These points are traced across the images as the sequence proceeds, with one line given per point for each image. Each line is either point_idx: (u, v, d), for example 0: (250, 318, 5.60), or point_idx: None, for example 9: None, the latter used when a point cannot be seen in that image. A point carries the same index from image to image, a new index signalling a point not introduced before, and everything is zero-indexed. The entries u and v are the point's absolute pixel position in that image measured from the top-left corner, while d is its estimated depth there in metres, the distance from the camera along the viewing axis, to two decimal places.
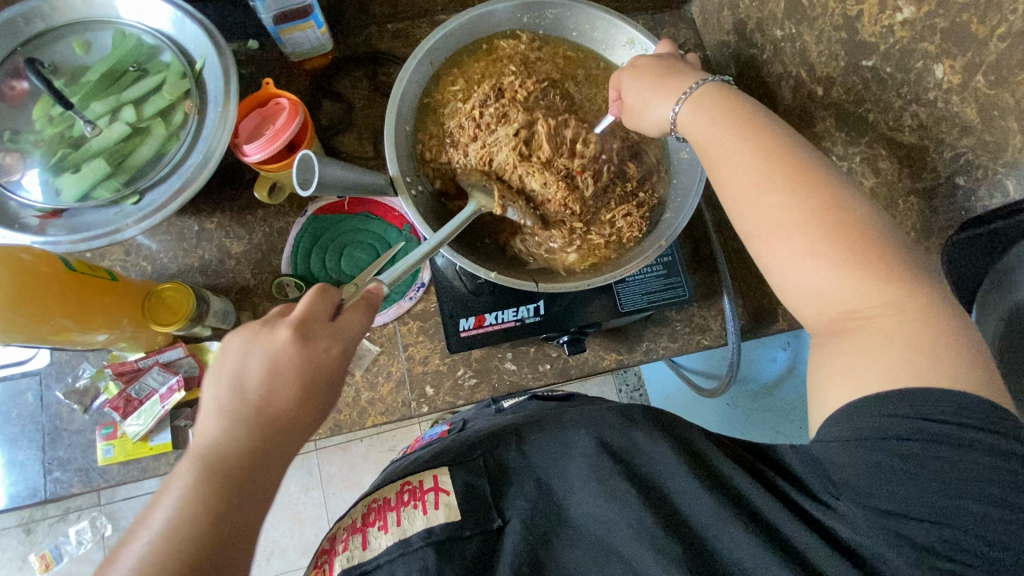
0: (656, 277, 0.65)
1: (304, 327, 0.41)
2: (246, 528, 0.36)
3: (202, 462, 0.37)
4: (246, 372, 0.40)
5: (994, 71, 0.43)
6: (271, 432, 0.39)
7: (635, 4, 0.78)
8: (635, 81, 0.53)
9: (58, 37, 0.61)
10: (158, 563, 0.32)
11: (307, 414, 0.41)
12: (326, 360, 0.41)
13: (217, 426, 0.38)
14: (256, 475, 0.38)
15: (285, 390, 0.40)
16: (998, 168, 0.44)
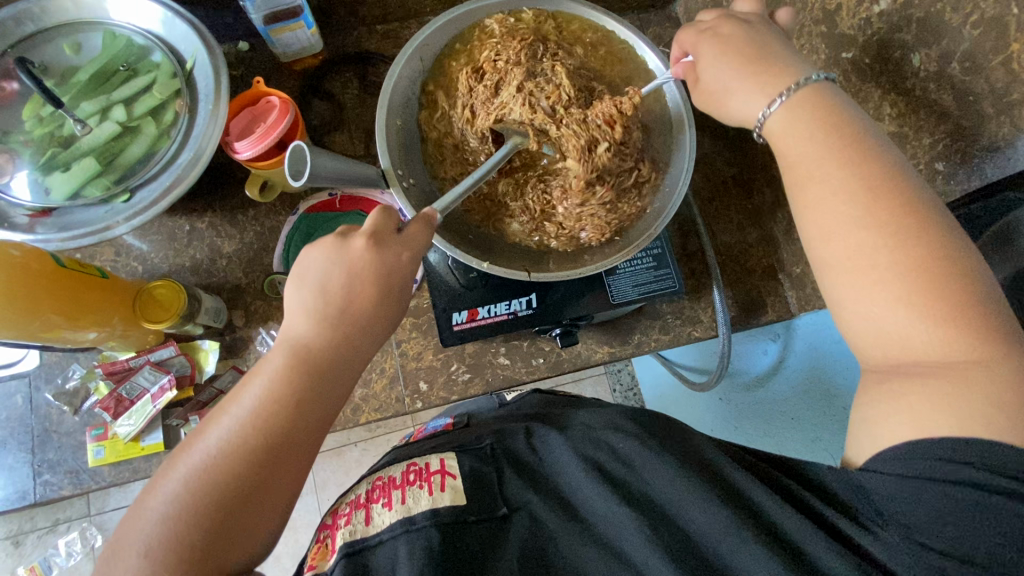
0: (646, 269, 0.66)
1: (381, 240, 0.45)
2: (321, 411, 0.42)
3: (291, 350, 0.43)
4: (330, 274, 0.44)
5: (968, 58, 0.44)
6: (351, 331, 0.44)
7: (620, 5, 0.79)
8: (722, 57, 0.48)
9: (49, 38, 0.61)
10: (249, 431, 0.40)
11: (380, 316, 0.45)
12: (395, 271, 0.45)
13: (304, 319, 0.44)
14: (336, 366, 0.43)
15: (362, 295, 0.44)
16: (976, 152, 0.45)
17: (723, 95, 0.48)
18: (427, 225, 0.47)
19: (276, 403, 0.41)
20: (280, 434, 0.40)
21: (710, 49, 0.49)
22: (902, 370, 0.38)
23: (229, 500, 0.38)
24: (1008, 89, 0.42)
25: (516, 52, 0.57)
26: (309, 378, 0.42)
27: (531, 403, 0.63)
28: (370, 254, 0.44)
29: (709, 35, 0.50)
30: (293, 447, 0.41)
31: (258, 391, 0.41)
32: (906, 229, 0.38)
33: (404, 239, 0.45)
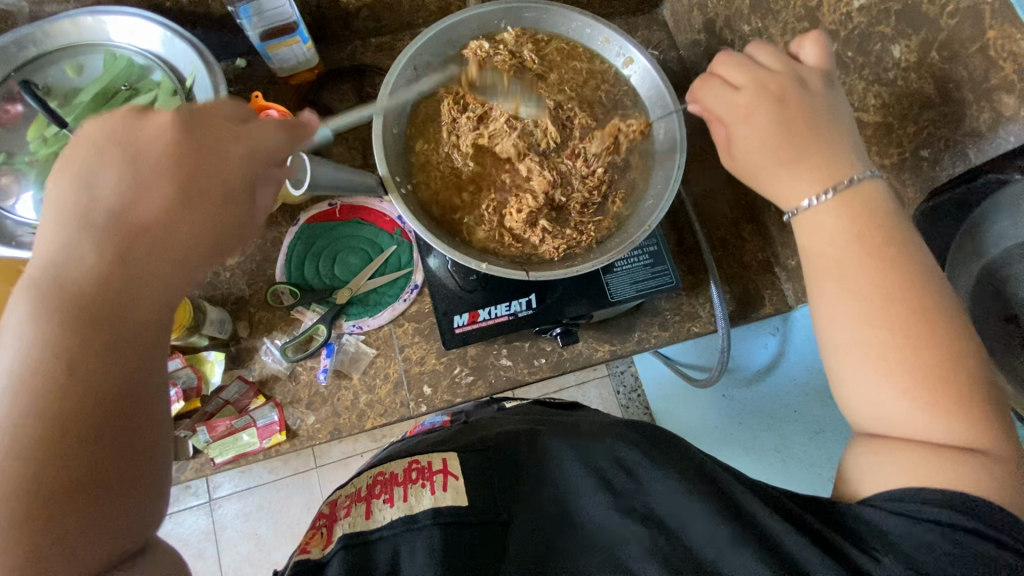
0: (643, 266, 0.67)
1: (182, 133, 0.42)
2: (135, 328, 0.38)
3: (47, 275, 0.37)
4: (96, 183, 0.39)
5: (945, 47, 0.45)
6: (139, 242, 0.39)
7: (609, 10, 0.81)
8: (759, 142, 0.46)
9: (52, 62, 0.63)
10: (36, 377, 0.35)
11: (195, 209, 0.41)
12: (225, 174, 0.42)
13: (62, 237, 0.38)
14: (127, 287, 0.38)
15: (153, 207, 0.40)
16: (958, 138, 0.46)
17: (758, 174, 0.48)
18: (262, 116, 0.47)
19: (55, 355, 0.35)
20: (66, 397, 0.35)
21: (737, 132, 0.48)
22: (912, 410, 0.39)
23: (51, 490, 0.33)
24: (986, 75, 0.43)
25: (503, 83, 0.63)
26: (100, 309, 0.37)
27: (532, 410, 0.64)
28: (171, 160, 0.41)
29: (743, 116, 0.47)
30: (106, 396, 0.36)
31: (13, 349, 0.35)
32: (918, 330, 0.39)
33: (241, 131, 0.44)
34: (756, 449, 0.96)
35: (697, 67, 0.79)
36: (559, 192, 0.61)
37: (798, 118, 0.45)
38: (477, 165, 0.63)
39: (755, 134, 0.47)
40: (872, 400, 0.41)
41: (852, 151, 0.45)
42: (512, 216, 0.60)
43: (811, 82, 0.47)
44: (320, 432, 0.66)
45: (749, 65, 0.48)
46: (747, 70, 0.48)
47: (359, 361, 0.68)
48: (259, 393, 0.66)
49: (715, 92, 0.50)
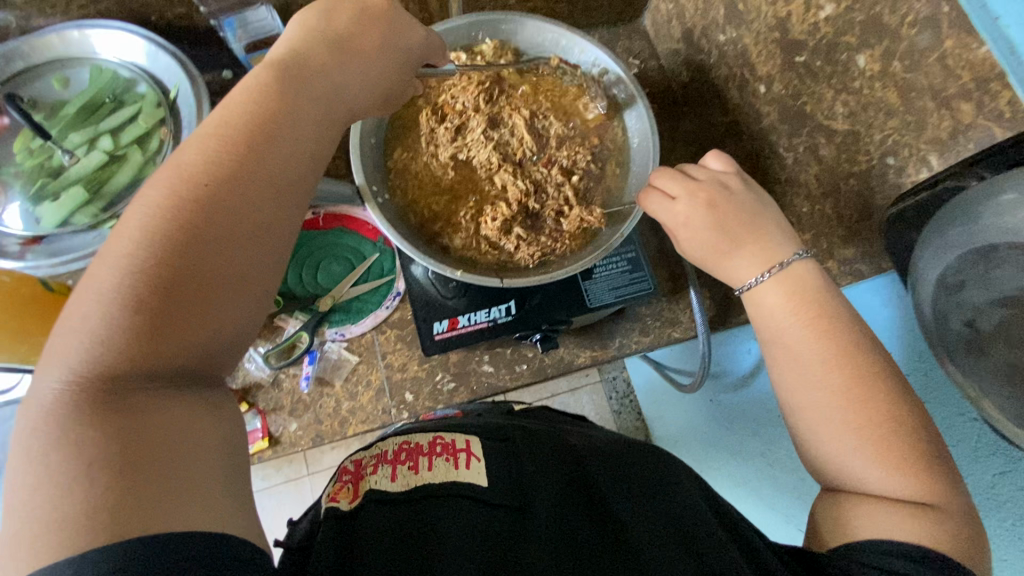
0: (622, 272, 0.67)
1: (360, 13, 0.47)
2: (286, 166, 0.40)
3: (251, 100, 0.40)
4: (298, 39, 0.44)
5: (908, 57, 0.46)
6: (303, 90, 0.42)
7: (589, 20, 0.83)
8: (700, 240, 0.51)
9: (38, 75, 0.64)
10: (207, 176, 0.37)
11: (350, 94, 0.46)
12: (370, 56, 0.47)
13: (261, 74, 0.41)
14: (287, 126, 0.41)
15: (317, 61, 0.44)
16: (922, 145, 0.47)
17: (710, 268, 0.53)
18: (425, 35, 0.51)
19: (232, 157, 0.38)
20: (228, 181, 0.37)
21: (679, 235, 0.52)
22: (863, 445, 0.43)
23: (163, 280, 0.34)
24: (944, 84, 0.44)
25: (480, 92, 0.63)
26: (275, 140, 0.40)
27: (536, 416, 0.65)
28: (342, 31, 0.46)
29: (681, 222, 0.52)
30: (248, 214, 0.37)
31: (208, 139, 0.38)
32: (859, 391, 0.44)
33: (408, 32, 0.50)
34: (742, 453, 0.97)
35: (677, 75, 0.80)
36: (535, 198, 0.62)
37: (733, 220, 0.51)
38: (454, 174, 0.63)
39: (696, 238, 0.52)
40: (831, 438, 0.44)
41: (782, 235, 0.51)
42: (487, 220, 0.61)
43: (732, 185, 0.53)
44: (302, 439, 0.66)
45: (676, 175, 0.53)
46: (680, 180, 0.53)
47: (341, 369, 0.69)
48: (243, 400, 0.66)
49: (654, 203, 0.53)
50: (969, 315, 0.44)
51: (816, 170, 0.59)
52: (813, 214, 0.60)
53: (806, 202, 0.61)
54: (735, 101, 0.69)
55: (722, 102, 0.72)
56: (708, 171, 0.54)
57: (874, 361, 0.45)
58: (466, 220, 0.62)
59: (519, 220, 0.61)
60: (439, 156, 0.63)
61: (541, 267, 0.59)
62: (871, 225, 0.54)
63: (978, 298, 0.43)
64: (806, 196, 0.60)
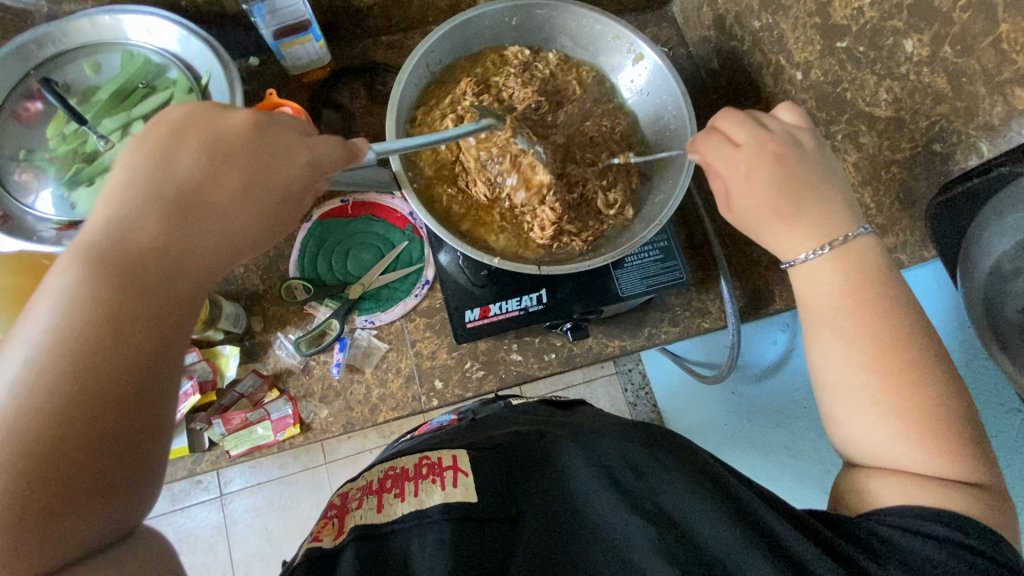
0: (654, 261, 0.67)
1: (210, 151, 0.41)
2: (140, 352, 0.34)
3: (98, 249, 0.35)
4: (169, 160, 0.40)
5: (959, 41, 0.45)
6: (147, 262, 0.36)
7: (618, 7, 0.82)
8: (763, 195, 0.49)
9: (70, 60, 0.64)
10: (65, 349, 0.32)
11: (240, 210, 0.42)
12: (247, 168, 0.42)
13: (114, 208, 0.37)
14: (134, 310, 0.35)
15: (159, 227, 0.37)
16: (971, 132, 0.46)
17: (756, 233, 0.51)
18: (308, 161, 0.45)
19: (75, 363, 0.32)
20: (98, 350, 0.33)
21: (736, 186, 0.50)
22: (916, 428, 0.42)
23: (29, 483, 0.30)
24: (998, 69, 0.43)
25: (522, 80, 0.64)
26: (123, 334, 0.34)
27: (538, 410, 0.65)
28: (191, 176, 0.40)
29: (743, 172, 0.50)
30: (98, 421, 0.32)
31: (26, 366, 0.32)
32: (907, 372, 0.43)
33: (291, 137, 0.45)
34: (764, 445, 0.96)
35: (706, 63, 0.79)
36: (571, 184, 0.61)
37: (800, 179, 0.48)
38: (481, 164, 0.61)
39: (758, 191, 0.49)
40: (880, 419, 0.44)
41: (846, 204, 0.49)
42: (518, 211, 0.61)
43: (805, 143, 0.50)
44: (333, 425, 0.67)
45: (746, 121, 0.51)
46: (749, 126, 0.51)
47: (371, 356, 0.69)
48: (274, 386, 0.67)
49: (717, 147, 0.51)
50: None
51: (856, 157, 0.57)
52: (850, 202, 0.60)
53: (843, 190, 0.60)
54: (769, 89, 0.68)
55: (755, 89, 0.71)
56: (779, 122, 0.52)
57: (926, 347, 0.44)
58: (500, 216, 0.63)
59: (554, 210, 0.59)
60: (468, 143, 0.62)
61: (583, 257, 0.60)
62: (913, 213, 0.54)
63: None
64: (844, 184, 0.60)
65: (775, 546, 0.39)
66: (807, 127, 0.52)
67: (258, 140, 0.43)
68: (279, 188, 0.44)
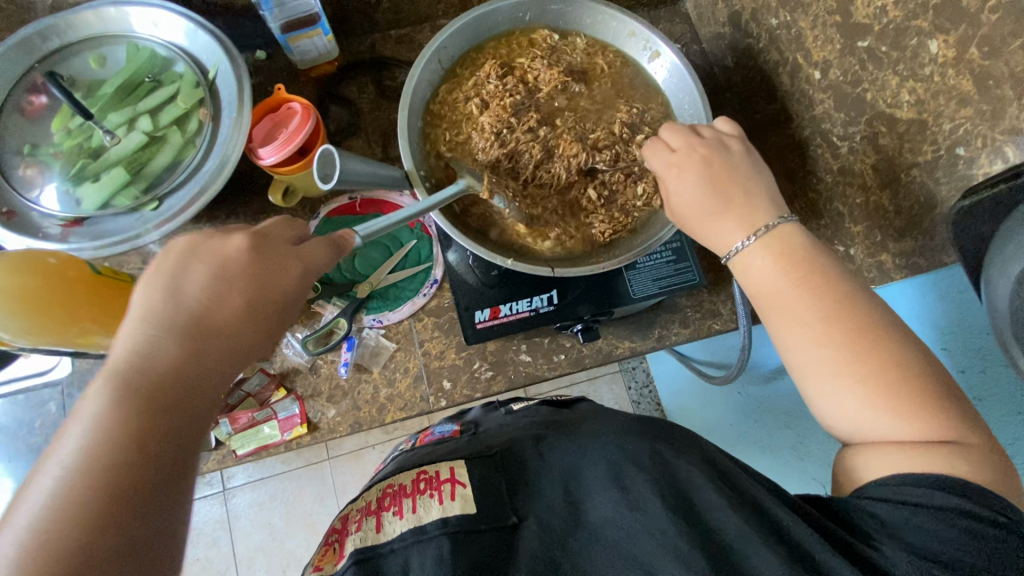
0: (666, 263, 0.66)
1: (218, 278, 0.42)
2: (151, 476, 0.33)
3: (119, 377, 0.36)
4: (183, 288, 0.41)
5: (987, 43, 0.44)
6: (169, 389, 0.36)
7: (630, 2, 0.80)
8: (690, 195, 0.52)
9: (74, 53, 0.63)
10: (82, 487, 0.31)
11: (249, 327, 0.43)
12: (253, 284, 0.43)
13: (139, 332, 0.38)
14: (156, 434, 0.35)
15: (177, 353, 0.38)
16: (997, 136, 0.45)
17: (695, 230, 0.53)
18: (301, 269, 0.46)
19: (101, 489, 0.31)
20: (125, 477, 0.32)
21: (670, 183, 0.54)
22: None
23: None
24: None
25: (548, 62, 0.62)
26: (143, 462, 0.33)
27: (541, 412, 0.65)
28: (196, 303, 0.41)
29: (676, 172, 0.53)
30: (122, 545, 0.30)
31: (45, 503, 0.30)
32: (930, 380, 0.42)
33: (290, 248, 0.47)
34: (771, 446, 0.96)
35: (720, 60, 0.78)
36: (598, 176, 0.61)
37: (722, 177, 0.52)
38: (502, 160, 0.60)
39: (687, 187, 0.53)
40: None
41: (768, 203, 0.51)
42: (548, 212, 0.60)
43: (731, 146, 0.54)
44: (341, 425, 0.66)
45: (683, 128, 0.56)
46: (684, 135, 0.55)
47: (379, 356, 0.68)
48: (281, 385, 0.66)
49: (655, 150, 0.56)
50: None
51: (874, 159, 0.57)
52: (867, 205, 0.59)
53: (860, 192, 0.59)
54: (785, 88, 0.67)
55: (770, 88, 0.70)
56: (712, 131, 0.56)
57: None
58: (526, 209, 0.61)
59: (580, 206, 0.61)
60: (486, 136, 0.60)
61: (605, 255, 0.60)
62: (933, 217, 0.53)
63: None
64: (861, 186, 0.59)
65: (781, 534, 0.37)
66: (738, 136, 0.56)
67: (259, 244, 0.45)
68: (280, 295, 0.44)
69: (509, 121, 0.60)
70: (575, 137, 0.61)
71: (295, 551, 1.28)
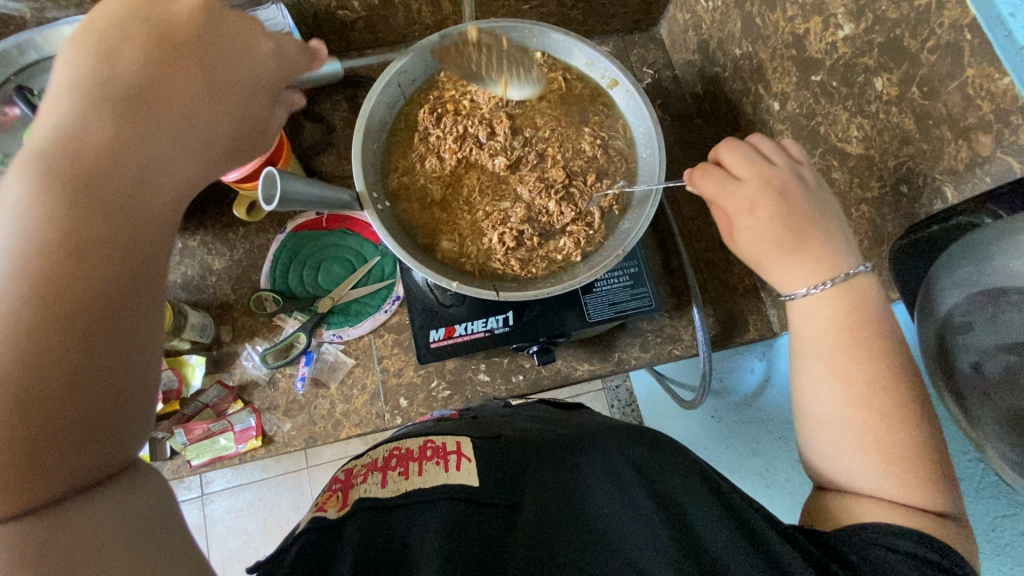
0: (623, 287, 0.66)
1: (152, 54, 0.39)
2: (109, 264, 0.31)
3: (47, 150, 0.32)
4: (116, 60, 0.37)
5: (926, 83, 0.44)
6: (112, 160, 0.34)
7: (603, 28, 0.81)
8: (761, 233, 0.48)
9: (51, 66, 0.64)
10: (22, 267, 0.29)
11: (199, 108, 0.41)
12: (198, 71, 0.41)
13: (69, 101, 0.34)
14: (104, 245, 0.31)
15: (112, 123, 0.35)
16: (936, 176, 0.45)
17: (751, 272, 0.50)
18: (259, 52, 0.47)
19: (52, 271, 0.30)
20: (85, 258, 0.31)
21: (740, 222, 0.50)
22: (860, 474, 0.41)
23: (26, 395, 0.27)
24: (964, 113, 0.42)
25: (486, 86, 0.65)
26: (104, 237, 0.32)
27: (542, 411, 0.62)
28: (125, 86, 0.37)
29: (747, 208, 0.49)
30: (94, 321, 0.30)
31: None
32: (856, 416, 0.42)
33: (232, 56, 0.44)
34: (741, 471, 0.95)
35: (691, 86, 0.78)
36: (546, 202, 0.61)
37: (801, 219, 0.48)
38: (450, 189, 0.64)
39: (763, 227, 0.48)
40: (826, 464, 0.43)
41: (845, 242, 0.48)
42: (497, 235, 0.60)
43: (807, 178, 0.50)
44: (296, 439, 0.66)
45: (750, 157, 0.50)
46: (752, 163, 0.50)
47: (337, 371, 0.69)
48: (238, 398, 0.67)
49: (716, 182, 0.51)
50: (976, 358, 0.40)
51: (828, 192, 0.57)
52: None
53: None
54: (749, 117, 0.67)
55: (736, 116, 0.70)
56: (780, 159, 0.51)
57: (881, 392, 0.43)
58: (458, 230, 0.62)
59: (523, 232, 0.60)
60: (440, 167, 0.63)
61: (549, 281, 0.59)
62: (880, 252, 0.53)
63: (988, 339, 0.39)
64: None
65: (768, 557, 0.36)
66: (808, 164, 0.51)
67: (180, 51, 0.40)
68: (227, 83, 0.43)
69: (467, 147, 0.64)
70: (535, 169, 0.63)
71: None
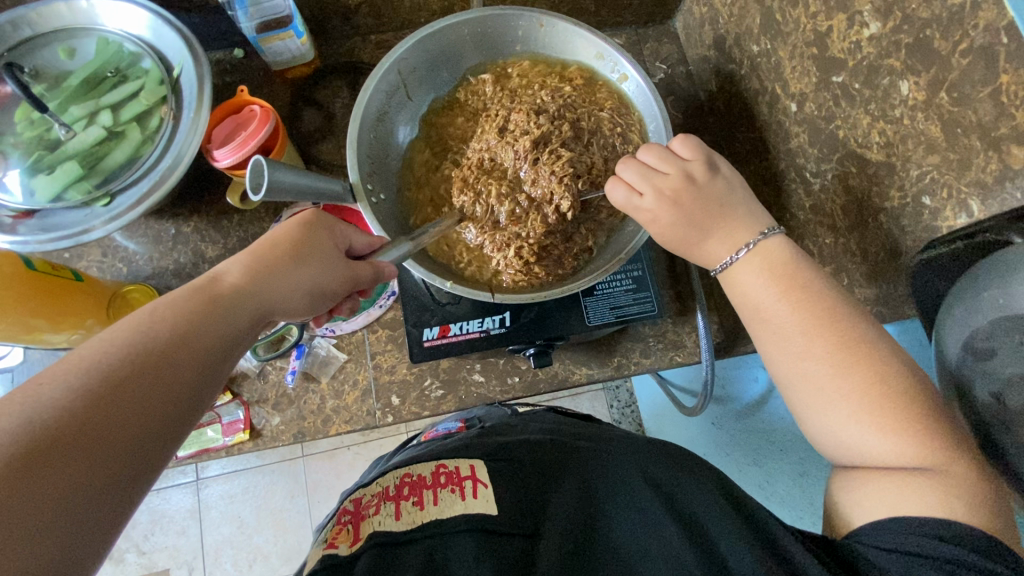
0: (625, 291, 0.64)
1: (311, 227, 0.47)
2: (162, 402, 0.33)
3: (208, 287, 0.40)
4: (284, 231, 0.46)
5: (956, 88, 0.41)
6: (225, 316, 0.39)
7: (616, 19, 0.78)
8: (675, 237, 0.48)
9: (45, 43, 0.63)
10: (121, 363, 0.33)
11: (304, 280, 0.44)
12: (326, 254, 0.46)
13: (247, 255, 0.44)
14: (131, 392, 0.32)
15: (243, 279, 0.41)
16: (962, 187, 0.42)
17: None
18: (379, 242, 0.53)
19: (133, 379, 0.33)
20: (142, 380, 0.33)
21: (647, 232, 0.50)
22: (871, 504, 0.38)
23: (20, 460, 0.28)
24: (995, 123, 0.39)
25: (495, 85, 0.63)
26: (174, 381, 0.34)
27: (546, 418, 0.61)
28: (277, 249, 0.44)
29: (649, 220, 0.49)
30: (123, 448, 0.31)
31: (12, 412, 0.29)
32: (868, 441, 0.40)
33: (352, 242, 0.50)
34: None
35: (705, 84, 0.75)
36: (569, 184, 0.55)
37: (701, 215, 0.47)
38: (466, 177, 0.60)
39: (665, 233, 0.49)
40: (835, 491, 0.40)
41: (754, 212, 0.48)
42: (504, 231, 0.57)
43: (699, 174, 0.49)
44: (284, 434, 0.65)
45: (644, 168, 0.49)
46: (645, 173, 0.49)
47: (329, 365, 0.67)
48: (227, 389, 0.65)
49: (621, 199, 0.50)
50: (997, 387, 0.37)
51: (844, 200, 0.54)
52: (836, 247, 0.56)
53: (830, 233, 0.57)
54: (764, 117, 0.64)
55: (750, 116, 0.67)
56: (675, 158, 0.50)
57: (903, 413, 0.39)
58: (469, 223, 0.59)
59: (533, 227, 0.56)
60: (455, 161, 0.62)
61: (556, 283, 0.57)
62: (897, 265, 0.50)
63: (1012, 368, 0.36)
64: (831, 227, 0.57)
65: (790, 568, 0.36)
66: (701, 158, 0.50)
67: (324, 231, 0.48)
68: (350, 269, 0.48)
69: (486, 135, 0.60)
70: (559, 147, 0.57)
71: (262, 546, 1.27)
